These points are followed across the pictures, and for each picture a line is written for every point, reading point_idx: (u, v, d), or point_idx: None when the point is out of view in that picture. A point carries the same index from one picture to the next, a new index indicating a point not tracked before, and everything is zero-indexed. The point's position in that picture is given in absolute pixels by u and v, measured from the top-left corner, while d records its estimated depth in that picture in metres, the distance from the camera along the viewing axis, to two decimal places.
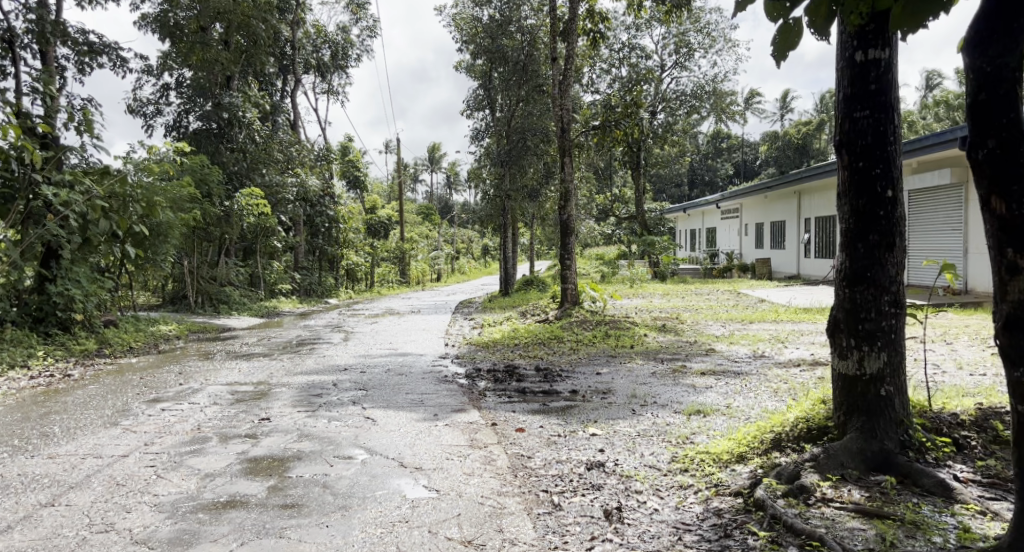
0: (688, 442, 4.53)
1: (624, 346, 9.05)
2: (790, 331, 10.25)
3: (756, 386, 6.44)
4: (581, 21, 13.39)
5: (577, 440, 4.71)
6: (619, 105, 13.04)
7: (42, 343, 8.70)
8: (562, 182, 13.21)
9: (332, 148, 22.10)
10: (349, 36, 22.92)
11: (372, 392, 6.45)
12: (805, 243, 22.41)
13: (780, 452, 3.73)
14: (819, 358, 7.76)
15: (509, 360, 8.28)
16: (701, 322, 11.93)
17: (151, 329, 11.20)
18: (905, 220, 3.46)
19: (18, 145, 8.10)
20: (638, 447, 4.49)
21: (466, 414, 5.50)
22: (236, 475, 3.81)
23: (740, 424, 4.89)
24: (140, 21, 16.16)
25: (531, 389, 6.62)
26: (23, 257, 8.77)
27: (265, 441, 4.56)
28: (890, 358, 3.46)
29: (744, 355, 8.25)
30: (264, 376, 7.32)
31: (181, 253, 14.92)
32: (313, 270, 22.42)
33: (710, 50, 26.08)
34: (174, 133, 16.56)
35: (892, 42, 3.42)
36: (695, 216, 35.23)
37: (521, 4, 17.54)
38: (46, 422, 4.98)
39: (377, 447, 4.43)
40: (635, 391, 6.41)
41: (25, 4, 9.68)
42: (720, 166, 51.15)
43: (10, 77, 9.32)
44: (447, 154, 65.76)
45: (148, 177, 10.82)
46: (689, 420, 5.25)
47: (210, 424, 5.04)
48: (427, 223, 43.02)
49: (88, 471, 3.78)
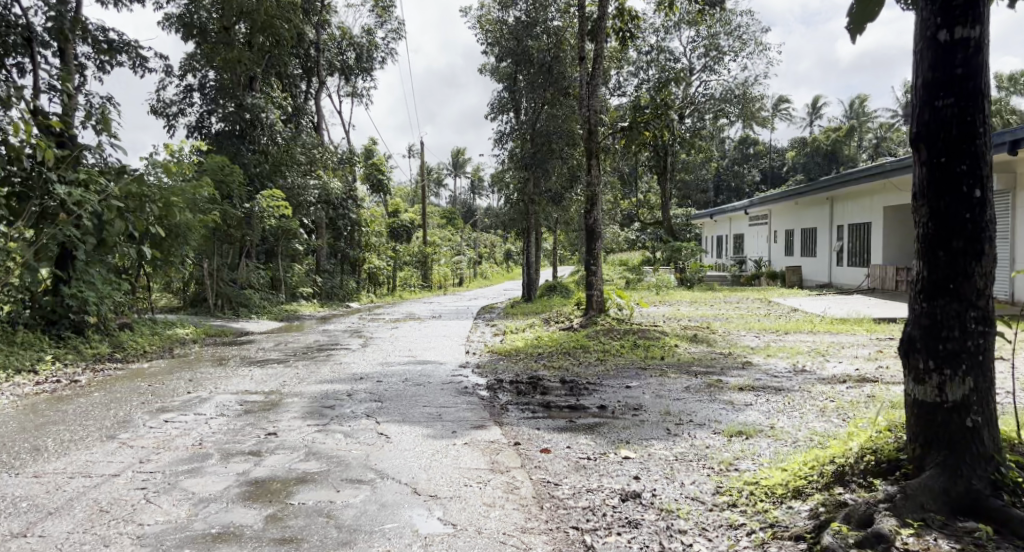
0: (733, 470, 4.08)
1: (655, 357, 8.59)
2: (830, 343, 9.69)
3: (800, 405, 5.95)
4: (611, 21, 13.01)
5: (608, 465, 4.29)
6: (649, 106, 12.62)
7: (52, 346, 8.48)
8: (589, 186, 12.78)
9: (355, 151, 21.94)
10: (374, 39, 22.85)
11: (388, 404, 6.07)
12: (838, 250, 21.71)
13: (844, 488, 3.25)
14: (866, 374, 7.22)
15: (533, 371, 7.89)
16: (734, 332, 11.41)
17: (167, 332, 11.00)
18: (995, 224, 2.97)
19: (33, 144, 7.96)
20: (677, 474, 4.07)
21: (486, 431, 5.11)
22: (233, 501, 3.45)
23: (792, 450, 4.43)
24: (164, 22, 16.20)
25: (556, 403, 6.20)
26: (37, 258, 8.59)
27: (268, 460, 4.20)
28: (977, 383, 2.96)
29: (783, 370, 7.71)
30: (275, 384, 7.01)
31: (201, 254, 14.74)
32: (335, 272, 22.23)
33: (740, 54, 25.46)
34: (196, 133, 16.46)
35: (984, 18, 2.95)
36: (722, 222, 34.52)
37: (548, 5, 17.29)
38: (41, 434, 4.70)
39: (390, 469, 4.05)
40: (669, 409, 5.96)
41: (45, 2, 9.49)
42: (747, 173, 50.42)
43: (28, 74, 9.17)
44: (471, 158, 65.89)
45: (165, 177, 10.61)
46: (731, 442, 4.79)
47: (214, 438, 4.70)
48: (450, 227, 42.82)
49: (71, 494, 3.46)
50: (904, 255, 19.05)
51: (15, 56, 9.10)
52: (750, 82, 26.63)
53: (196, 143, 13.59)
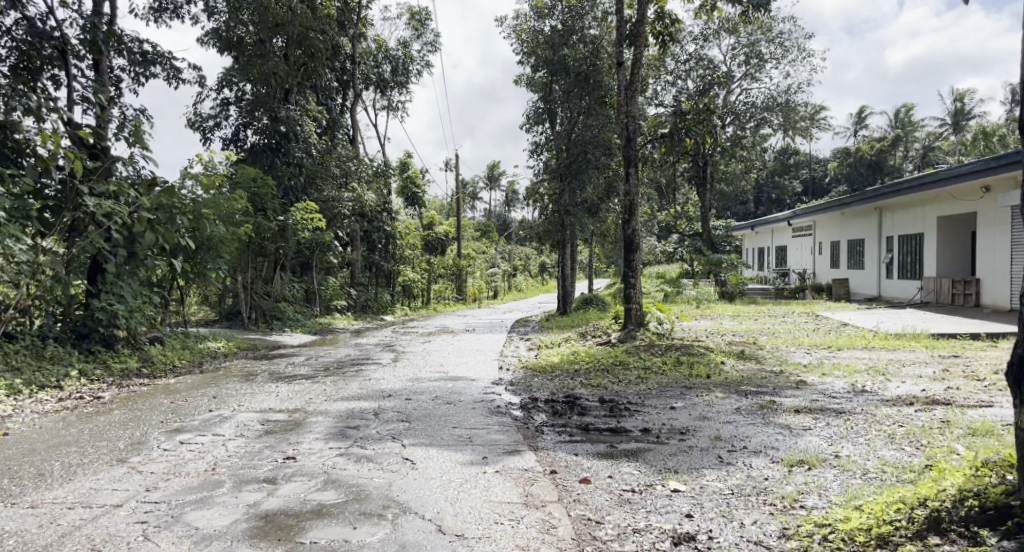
0: (799, 508, 3.59)
1: (700, 375, 8.05)
2: (889, 361, 9.01)
3: (866, 430, 5.38)
4: (652, 24, 12.55)
5: (656, 499, 3.84)
6: (691, 111, 12.14)
7: (82, 360, 8.40)
8: (627, 194, 12.27)
9: (389, 164, 21.79)
10: (410, 52, 22.92)
11: (416, 424, 5.70)
12: (887, 263, 20.77)
13: (941, 539, 2.78)
14: (935, 395, 6.58)
15: (570, 390, 7.42)
16: (782, 348, 10.77)
17: (198, 346, 10.88)
18: None
19: (65, 156, 7.91)
20: (735, 512, 3.60)
21: (520, 457, 4.70)
22: (238, 539, 3.15)
23: (864, 484, 3.91)
24: (202, 37, 16.35)
25: (596, 426, 5.75)
26: (68, 271, 8.54)
27: (282, 489, 3.87)
28: None
29: (841, 390, 7.11)
30: (301, 402, 6.70)
31: (235, 267, 14.65)
32: (369, 285, 22.09)
33: (782, 60, 24.80)
34: (232, 146, 16.49)
35: None
36: (764, 233, 33.57)
37: (585, 14, 16.94)
38: (51, 457, 4.49)
39: (412, 502, 3.68)
40: (720, 434, 5.45)
41: (80, 13, 9.48)
42: (788, 184, 49.20)
43: (63, 86, 9.19)
44: (506, 171, 65.80)
45: (197, 189, 10.53)
46: (793, 474, 4.28)
47: (228, 463, 4.41)
48: (485, 240, 42.56)
49: (64, 530, 3.23)
50: (959, 267, 18.09)
51: (51, 68, 9.13)
52: (794, 89, 25.88)
53: (229, 155, 13.56)
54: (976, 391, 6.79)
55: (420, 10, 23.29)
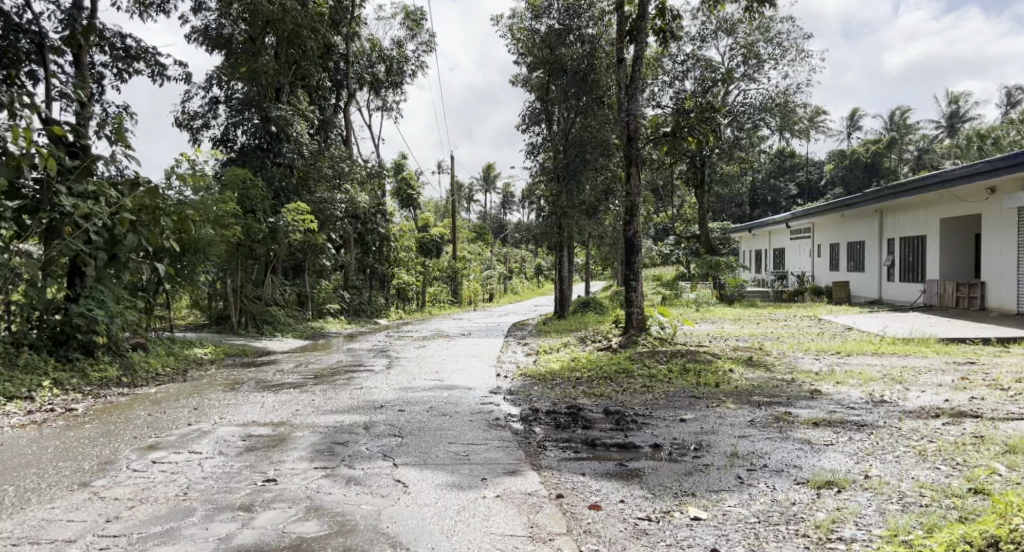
0: (838, 542, 3.21)
1: (709, 383, 7.68)
2: (903, 368, 8.64)
3: (894, 445, 5.00)
4: (653, 21, 12.18)
5: (675, 530, 3.45)
6: (692, 109, 11.74)
7: (58, 369, 7.97)
8: (626, 196, 11.86)
9: (384, 165, 21.39)
10: (404, 52, 22.61)
11: (409, 440, 5.29)
12: (887, 266, 20.46)
13: None
14: (960, 406, 6.22)
15: (573, 400, 7.03)
16: (790, 354, 10.42)
17: (183, 352, 10.46)
18: None
19: (38, 154, 7.49)
20: (765, 545, 3.21)
21: (522, 479, 4.30)
22: None
23: (903, 512, 3.54)
24: (190, 34, 15.94)
25: (602, 441, 5.34)
26: (45, 274, 8.09)
27: (260, 519, 3.46)
28: None
29: (859, 400, 6.74)
30: (287, 415, 6.28)
31: (223, 269, 14.20)
32: (362, 288, 21.69)
33: (781, 61, 24.49)
34: (221, 146, 16.05)
35: None
36: (762, 236, 33.34)
37: (581, 12, 16.56)
38: (6, 481, 4.07)
39: (405, 535, 3.28)
40: (737, 449, 5.07)
41: (59, 6, 9.08)
42: (785, 187, 49.10)
43: (41, 82, 8.79)
44: (502, 173, 65.44)
45: (182, 189, 10.12)
46: (822, 499, 3.89)
47: (202, 486, 4.00)
48: (481, 241, 42.18)
49: None
50: (960, 269, 17.81)
51: (28, 64, 8.72)
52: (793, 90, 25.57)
53: (216, 154, 13.14)
54: (1001, 401, 6.42)
55: (415, 9, 22.93)
